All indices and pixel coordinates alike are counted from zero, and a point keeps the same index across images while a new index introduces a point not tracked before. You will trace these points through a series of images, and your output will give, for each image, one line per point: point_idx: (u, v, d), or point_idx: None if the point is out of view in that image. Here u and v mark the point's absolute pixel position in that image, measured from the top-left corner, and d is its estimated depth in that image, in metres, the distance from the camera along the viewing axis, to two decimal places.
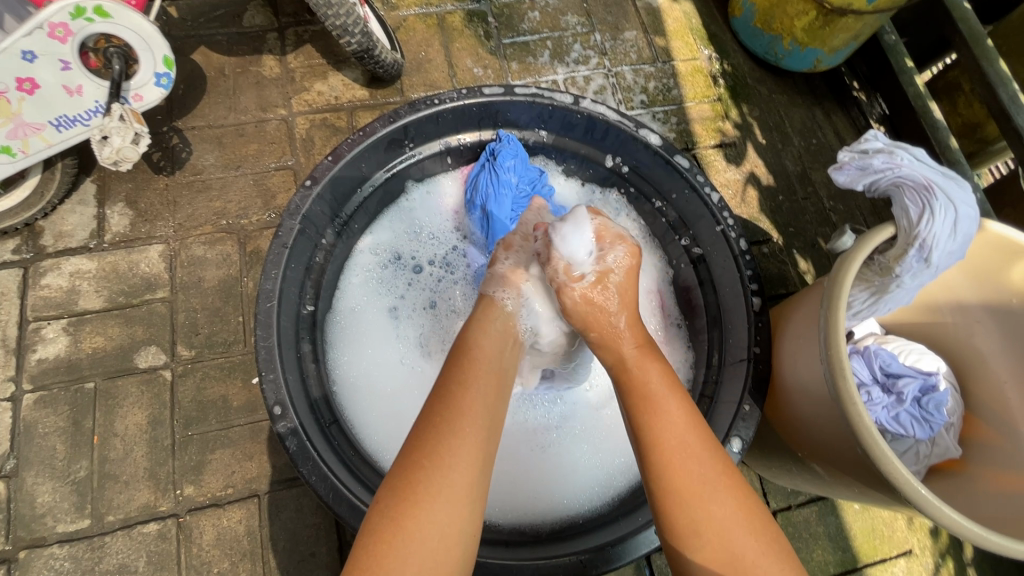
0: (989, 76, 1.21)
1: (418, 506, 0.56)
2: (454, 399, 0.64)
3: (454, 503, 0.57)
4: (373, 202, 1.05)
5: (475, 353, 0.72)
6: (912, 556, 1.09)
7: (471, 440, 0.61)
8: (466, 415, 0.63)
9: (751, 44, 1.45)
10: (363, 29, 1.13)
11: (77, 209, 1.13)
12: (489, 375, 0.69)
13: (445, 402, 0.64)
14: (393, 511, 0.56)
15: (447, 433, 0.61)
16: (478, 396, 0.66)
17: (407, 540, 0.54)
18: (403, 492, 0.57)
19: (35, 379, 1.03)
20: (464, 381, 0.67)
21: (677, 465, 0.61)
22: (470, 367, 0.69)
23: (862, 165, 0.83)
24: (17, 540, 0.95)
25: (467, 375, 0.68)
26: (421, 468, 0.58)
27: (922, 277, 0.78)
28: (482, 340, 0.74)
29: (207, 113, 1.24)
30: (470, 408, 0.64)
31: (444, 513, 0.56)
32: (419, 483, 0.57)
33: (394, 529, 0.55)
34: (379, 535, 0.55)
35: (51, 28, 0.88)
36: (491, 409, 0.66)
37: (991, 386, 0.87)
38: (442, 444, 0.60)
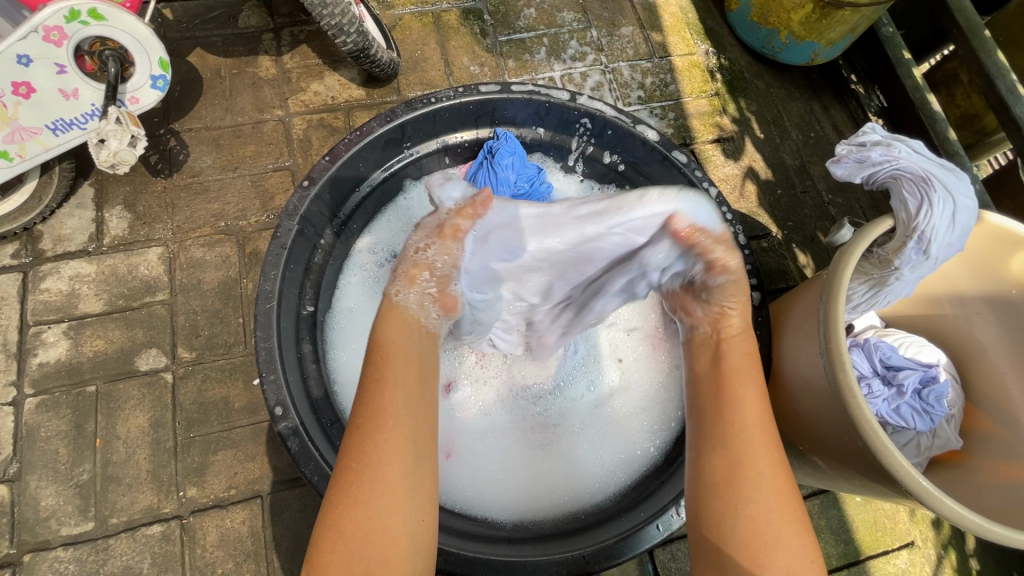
0: (987, 67, 1.21)
1: (354, 510, 0.55)
2: (374, 395, 0.60)
3: (389, 500, 0.56)
4: (370, 202, 1.05)
5: (389, 341, 0.66)
6: (915, 548, 1.10)
7: (395, 435, 0.58)
8: (385, 411, 0.59)
9: (747, 38, 1.45)
10: (358, 28, 1.12)
11: (76, 213, 1.13)
12: (406, 364, 0.64)
13: (364, 398, 0.60)
14: (331, 518, 0.55)
15: (370, 433, 0.58)
16: (397, 388, 0.61)
17: (349, 542, 0.54)
18: (339, 496, 0.56)
19: (36, 383, 1.03)
20: (382, 376, 0.62)
21: (749, 454, 0.63)
22: (385, 354, 0.64)
23: (860, 158, 0.83)
24: (21, 544, 0.95)
25: (382, 369, 0.63)
26: (352, 470, 0.57)
27: (921, 269, 0.78)
28: (390, 325, 0.68)
29: (204, 115, 1.24)
30: (389, 403, 0.60)
31: (386, 516, 0.55)
32: (352, 490, 0.56)
33: (334, 535, 0.55)
34: (323, 540, 0.55)
35: (46, 31, 0.87)
36: (413, 397, 0.62)
37: (990, 377, 0.87)
38: (365, 446, 0.57)
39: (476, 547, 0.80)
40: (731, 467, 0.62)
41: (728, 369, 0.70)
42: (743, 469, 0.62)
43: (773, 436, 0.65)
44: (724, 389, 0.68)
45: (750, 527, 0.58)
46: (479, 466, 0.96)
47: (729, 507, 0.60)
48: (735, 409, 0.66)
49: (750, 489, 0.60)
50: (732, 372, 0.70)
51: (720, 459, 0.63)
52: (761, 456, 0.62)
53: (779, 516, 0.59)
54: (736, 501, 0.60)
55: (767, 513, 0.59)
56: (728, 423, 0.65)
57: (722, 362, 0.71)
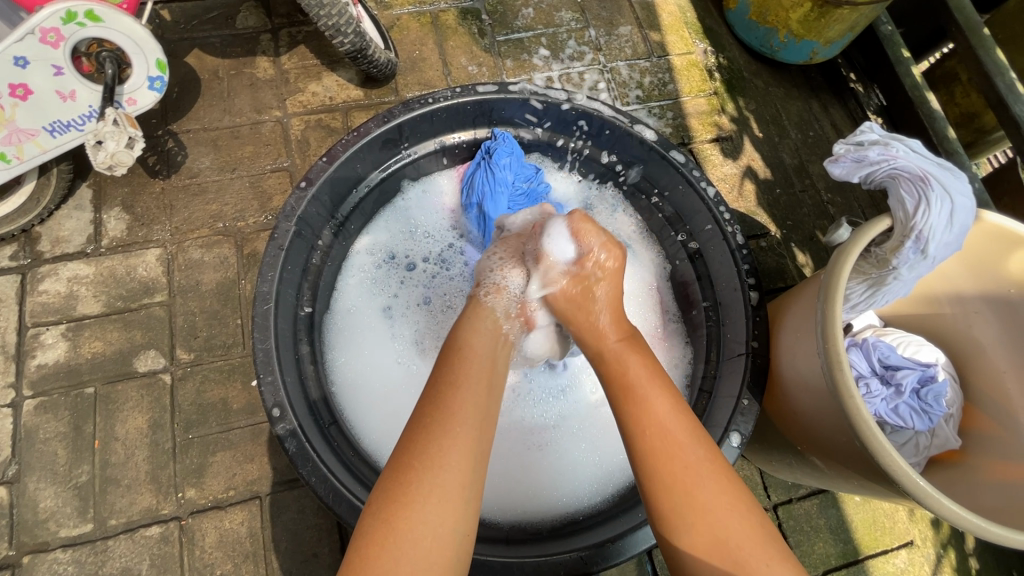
0: (985, 65, 1.21)
1: (410, 509, 0.55)
2: (444, 398, 0.62)
3: (445, 503, 0.56)
4: (368, 202, 1.05)
5: (467, 352, 0.69)
6: (914, 547, 1.10)
7: (462, 439, 0.59)
8: (456, 416, 0.61)
9: (746, 37, 1.45)
10: (356, 29, 1.12)
11: (74, 215, 1.13)
12: (480, 373, 0.67)
13: (435, 402, 0.62)
14: (385, 511, 0.55)
15: (437, 433, 0.59)
16: (469, 394, 0.63)
17: (400, 541, 0.54)
18: (394, 493, 0.56)
19: (35, 385, 1.03)
20: (455, 380, 0.65)
21: (679, 469, 0.59)
22: (459, 365, 0.67)
23: (858, 157, 0.82)
24: (20, 545, 0.95)
25: (458, 374, 0.66)
26: (414, 470, 0.57)
27: (919, 269, 0.78)
28: (471, 338, 0.72)
29: (202, 116, 1.24)
30: (461, 409, 0.62)
31: (440, 515, 0.55)
32: (410, 486, 0.56)
33: (386, 531, 0.54)
34: (371, 538, 0.54)
35: (43, 33, 0.87)
36: (482, 406, 0.63)
37: (989, 375, 0.87)
38: (434, 446, 0.58)
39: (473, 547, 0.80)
40: (663, 486, 0.59)
41: (619, 388, 0.67)
42: (678, 479, 0.59)
43: (695, 439, 0.62)
44: (634, 405, 0.64)
45: (699, 544, 0.56)
46: None
47: (675, 525, 0.58)
48: (660, 424, 0.62)
49: (697, 504, 0.58)
50: (640, 386, 0.66)
51: (652, 479, 0.60)
52: (696, 468, 0.60)
53: (736, 526, 0.57)
54: (680, 518, 0.58)
55: (722, 526, 0.56)
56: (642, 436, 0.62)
57: (622, 374, 0.68)
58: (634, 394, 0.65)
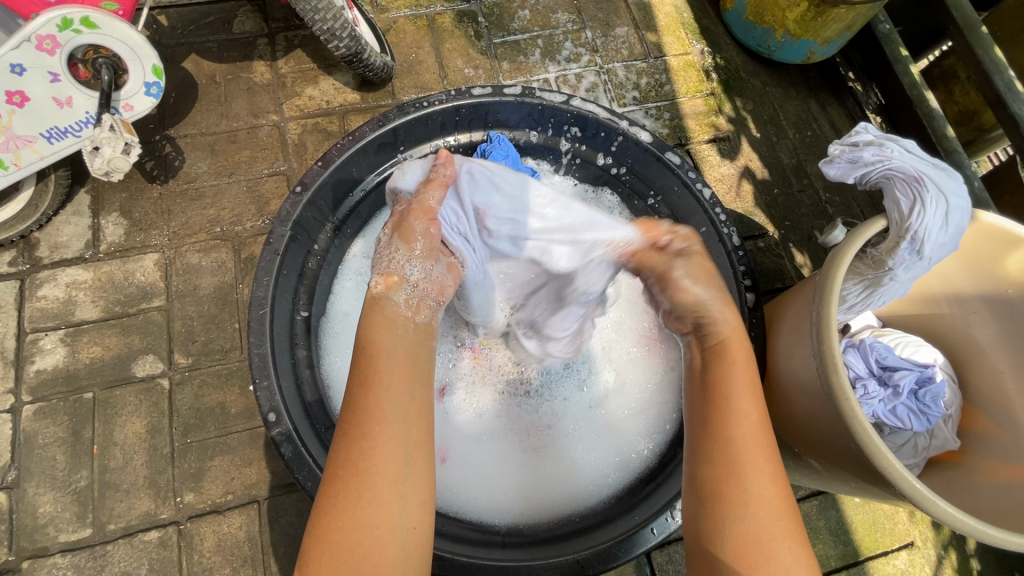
0: (984, 64, 1.21)
1: (342, 518, 0.55)
2: (360, 404, 0.60)
3: (377, 508, 0.56)
4: (364, 207, 1.04)
5: (376, 350, 0.65)
6: (914, 548, 1.09)
7: (386, 439, 0.59)
8: (374, 416, 0.59)
9: (743, 37, 1.44)
10: (351, 32, 1.12)
11: (72, 220, 1.14)
12: (395, 365, 0.64)
13: (352, 405, 0.61)
14: (321, 528, 0.56)
15: (358, 440, 0.58)
16: (384, 390, 0.61)
17: (337, 552, 0.54)
18: (327, 506, 0.56)
19: (34, 390, 1.04)
20: (367, 380, 0.62)
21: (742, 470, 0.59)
22: (371, 361, 0.64)
23: (852, 158, 0.82)
24: (19, 550, 0.96)
25: (369, 371, 0.63)
26: (338, 477, 0.57)
27: (915, 269, 0.78)
28: (377, 331, 0.68)
29: (199, 121, 1.24)
30: (379, 408, 0.60)
31: (380, 521, 0.55)
32: (342, 497, 0.56)
33: (323, 545, 0.55)
34: (311, 554, 0.55)
35: (39, 40, 0.88)
36: (403, 399, 0.62)
37: (988, 376, 0.87)
38: (354, 452, 0.58)
39: (470, 551, 0.80)
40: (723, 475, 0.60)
41: (714, 381, 0.68)
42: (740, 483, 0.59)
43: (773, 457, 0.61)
44: (722, 397, 0.66)
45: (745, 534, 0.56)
46: (474, 470, 0.96)
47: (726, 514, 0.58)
48: (743, 421, 0.63)
49: (749, 495, 0.58)
50: (732, 390, 0.66)
51: (716, 463, 0.61)
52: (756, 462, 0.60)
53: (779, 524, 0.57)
54: (732, 505, 0.58)
55: (770, 524, 0.56)
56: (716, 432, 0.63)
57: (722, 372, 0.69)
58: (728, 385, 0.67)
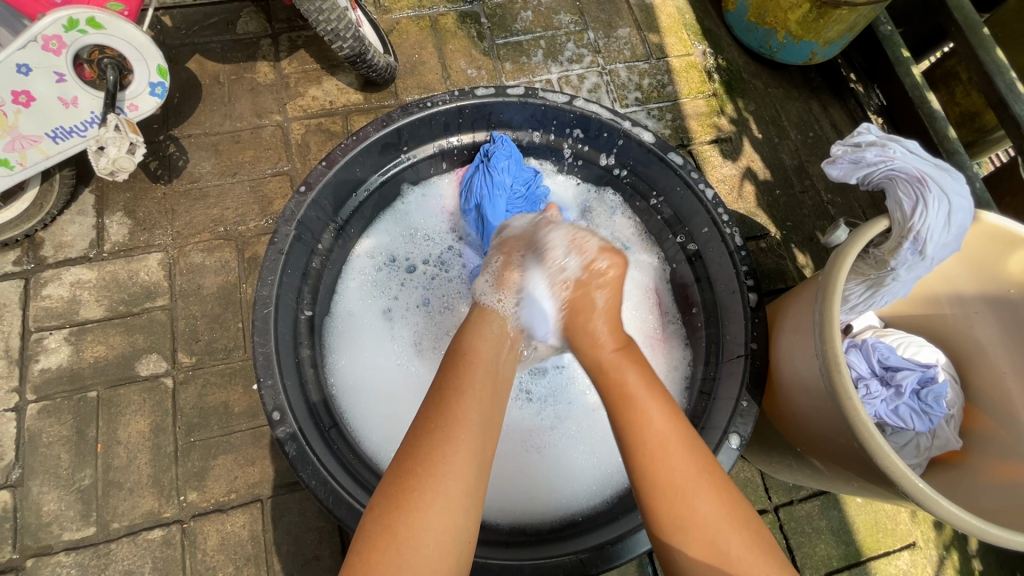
0: (985, 65, 1.21)
1: (413, 515, 0.57)
2: (448, 408, 0.64)
3: (447, 509, 0.58)
4: (368, 206, 1.06)
5: (470, 362, 0.71)
6: (916, 548, 1.09)
7: (466, 445, 0.62)
8: (459, 423, 0.63)
9: (745, 38, 1.45)
10: (354, 33, 1.13)
11: (77, 220, 1.14)
12: (484, 380, 0.70)
13: (439, 409, 0.64)
14: (387, 518, 0.57)
15: (441, 441, 0.61)
16: (473, 401, 0.66)
17: (403, 549, 0.55)
18: (396, 499, 0.58)
19: (38, 389, 1.04)
20: (458, 388, 0.67)
21: (673, 473, 0.63)
22: (463, 372, 0.69)
23: (855, 158, 0.82)
24: (23, 549, 0.96)
25: (461, 381, 0.68)
26: (415, 472, 0.59)
27: (917, 270, 0.78)
28: (476, 344, 0.75)
29: (203, 121, 1.25)
30: (464, 416, 0.64)
31: (440, 517, 0.57)
32: (414, 492, 0.58)
33: (387, 538, 0.56)
34: (373, 543, 0.56)
35: (45, 41, 0.88)
36: (486, 414, 0.66)
37: (990, 376, 0.87)
38: (436, 450, 0.60)
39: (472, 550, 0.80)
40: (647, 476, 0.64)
41: (613, 392, 0.71)
42: (669, 487, 0.63)
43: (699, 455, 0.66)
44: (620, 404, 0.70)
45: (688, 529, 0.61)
46: None
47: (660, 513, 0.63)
48: (648, 421, 0.67)
49: (685, 497, 0.62)
50: (635, 396, 0.70)
51: (646, 478, 0.64)
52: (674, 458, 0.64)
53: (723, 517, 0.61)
54: (668, 512, 0.62)
55: (710, 523, 0.60)
56: (633, 444, 0.66)
57: (620, 384, 0.72)
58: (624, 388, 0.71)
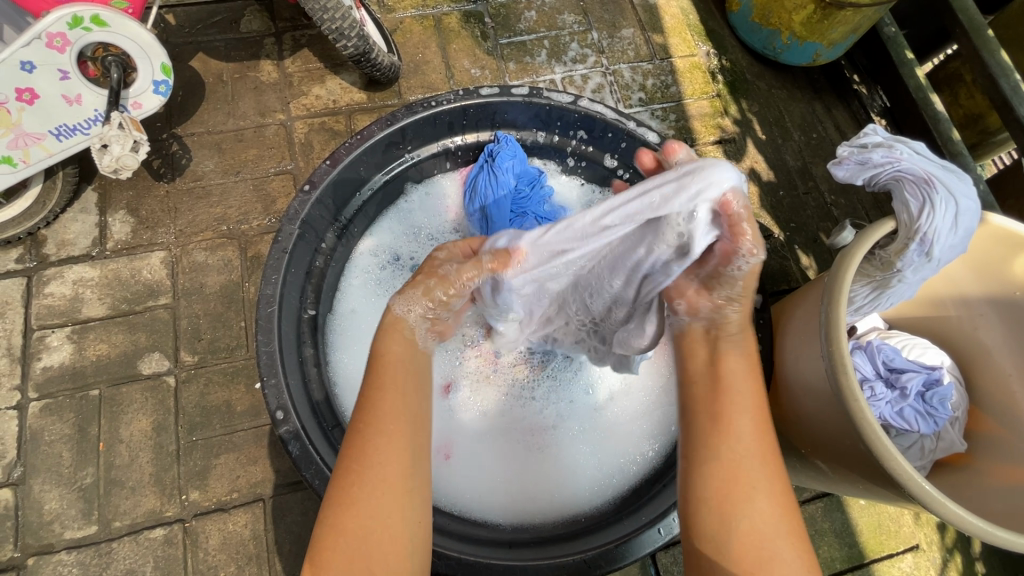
0: (990, 67, 1.21)
1: (353, 507, 0.59)
2: (373, 405, 0.66)
3: (386, 498, 0.60)
4: (372, 205, 1.05)
5: (387, 358, 0.73)
6: (919, 551, 1.09)
7: (394, 435, 0.64)
8: (382, 417, 0.65)
9: (749, 39, 1.44)
10: (359, 32, 1.13)
11: (79, 218, 1.14)
12: (400, 374, 0.71)
13: (362, 407, 0.66)
14: (333, 517, 0.59)
15: (373, 434, 0.63)
16: (392, 396, 0.67)
17: (350, 539, 0.58)
18: (339, 493, 0.60)
19: (40, 387, 1.04)
20: (379, 386, 0.69)
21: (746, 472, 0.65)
22: (380, 369, 0.71)
23: (861, 159, 0.82)
24: (25, 547, 0.96)
25: (379, 378, 0.70)
26: (350, 470, 0.61)
27: (923, 272, 0.78)
28: (392, 343, 0.75)
29: (206, 120, 1.25)
30: (386, 410, 0.66)
31: (382, 509, 0.60)
32: (352, 488, 0.60)
33: (337, 530, 0.58)
34: (323, 538, 0.58)
35: (49, 38, 0.88)
36: (408, 405, 0.68)
37: (995, 378, 0.87)
38: (366, 447, 0.62)
39: (476, 550, 0.80)
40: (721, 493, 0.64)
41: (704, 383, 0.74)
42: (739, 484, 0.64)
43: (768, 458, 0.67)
44: (719, 425, 0.69)
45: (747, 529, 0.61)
46: (477, 471, 0.96)
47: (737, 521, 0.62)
48: (738, 442, 0.67)
49: (745, 494, 0.63)
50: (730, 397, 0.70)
51: (717, 472, 0.65)
52: (758, 481, 0.64)
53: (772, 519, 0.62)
54: (728, 507, 0.63)
55: (765, 526, 0.61)
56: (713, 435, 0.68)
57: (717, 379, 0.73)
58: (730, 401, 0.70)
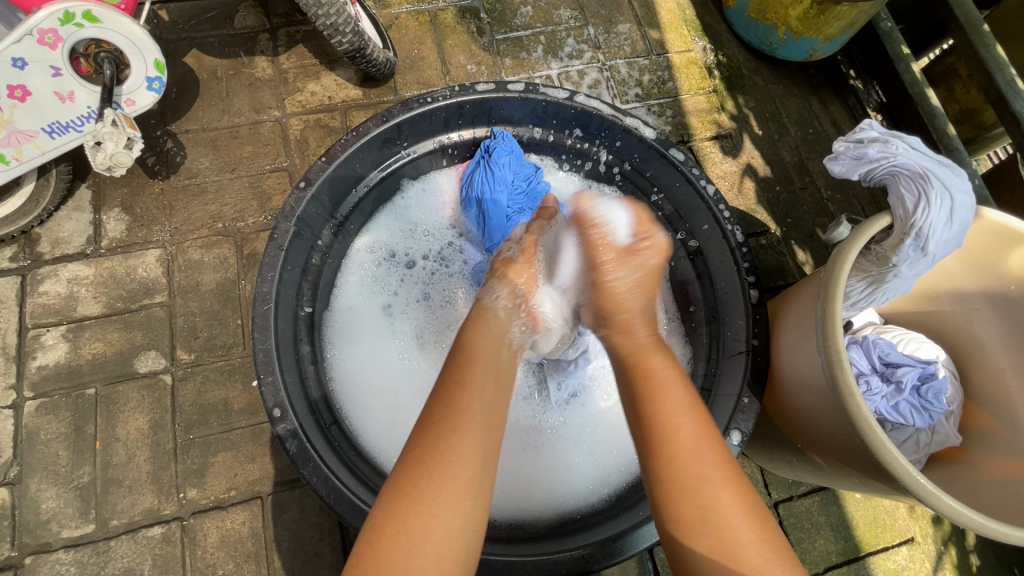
0: (985, 61, 1.21)
1: (422, 504, 0.54)
2: (454, 397, 0.61)
3: (454, 500, 0.55)
4: (368, 202, 1.05)
5: (475, 354, 0.68)
6: (914, 544, 1.10)
7: (472, 436, 0.58)
8: (464, 414, 0.60)
9: (745, 34, 1.44)
10: (354, 28, 1.12)
11: (73, 216, 1.13)
12: (486, 373, 0.65)
13: (443, 402, 0.61)
14: (396, 507, 0.54)
15: (446, 432, 0.58)
16: (479, 391, 0.63)
17: (412, 539, 0.53)
18: (405, 489, 0.55)
19: (36, 386, 1.03)
20: (462, 380, 0.63)
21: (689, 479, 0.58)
22: (465, 366, 0.66)
23: (857, 155, 0.82)
24: (22, 546, 0.95)
25: (464, 374, 0.64)
26: (423, 465, 0.56)
27: (919, 267, 0.78)
28: (477, 338, 0.70)
29: (200, 116, 1.24)
30: (468, 407, 0.60)
31: (450, 506, 0.54)
32: (424, 480, 0.55)
33: (398, 526, 0.53)
34: (381, 532, 0.53)
35: (40, 34, 0.87)
36: (490, 404, 0.62)
37: (990, 373, 0.87)
38: (446, 441, 0.57)
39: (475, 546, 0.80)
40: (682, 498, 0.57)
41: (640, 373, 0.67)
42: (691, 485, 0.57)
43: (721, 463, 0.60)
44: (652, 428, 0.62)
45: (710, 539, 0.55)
46: None
47: (682, 523, 0.57)
48: (675, 435, 0.60)
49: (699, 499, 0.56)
50: (659, 401, 0.63)
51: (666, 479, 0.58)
52: (709, 474, 0.58)
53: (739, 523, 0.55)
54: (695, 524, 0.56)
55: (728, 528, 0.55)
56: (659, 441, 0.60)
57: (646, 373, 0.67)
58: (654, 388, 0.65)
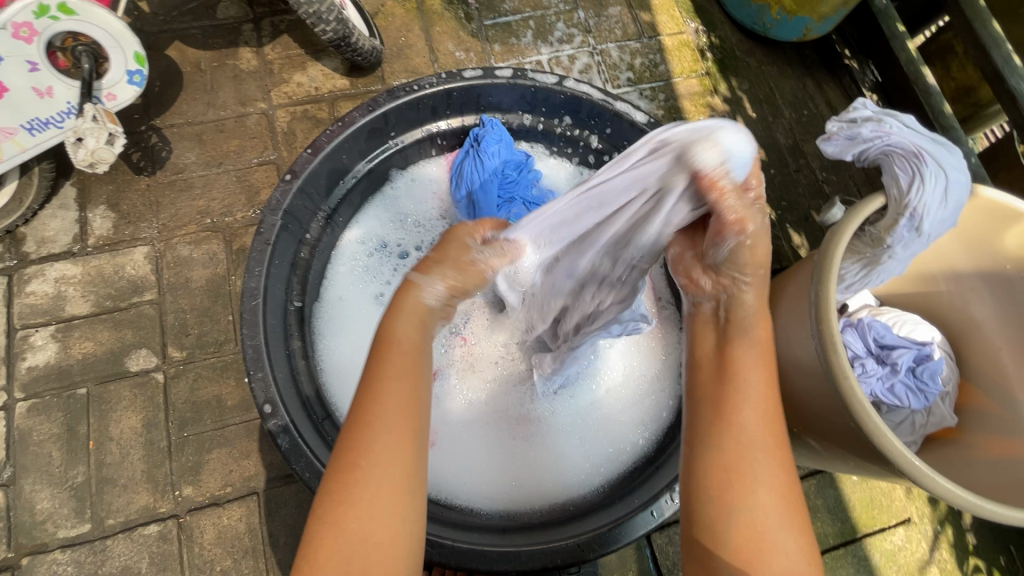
0: (981, 38, 1.19)
1: (358, 511, 0.53)
2: (374, 391, 0.58)
3: (393, 501, 0.54)
4: (357, 193, 1.03)
5: (394, 333, 0.62)
6: (911, 524, 1.10)
7: (399, 433, 0.56)
8: (381, 409, 0.57)
9: (738, 15, 1.42)
10: (338, 15, 1.09)
11: (59, 214, 1.12)
12: (408, 357, 0.61)
13: (366, 398, 0.58)
14: (330, 516, 0.53)
15: (372, 432, 0.56)
16: (397, 382, 0.59)
17: (350, 545, 0.52)
18: (337, 494, 0.54)
19: (26, 387, 1.02)
20: (380, 369, 0.60)
21: (755, 475, 0.55)
22: (383, 352, 0.61)
23: (851, 134, 0.80)
24: (19, 547, 0.95)
25: (384, 362, 0.60)
26: (356, 471, 0.54)
27: (913, 247, 0.77)
28: (397, 321, 0.63)
29: (185, 110, 1.22)
30: (390, 403, 0.57)
31: (385, 512, 0.54)
32: (356, 486, 0.54)
33: (335, 534, 0.53)
34: (319, 540, 0.53)
35: (15, 28, 0.85)
36: (413, 396, 0.59)
37: (986, 352, 0.87)
38: (368, 445, 0.55)
39: (469, 536, 0.80)
40: (721, 477, 0.56)
41: (723, 359, 0.62)
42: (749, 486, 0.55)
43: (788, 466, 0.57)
44: (726, 415, 0.58)
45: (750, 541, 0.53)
46: (468, 460, 0.96)
47: (724, 528, 0.54)
48: (746, 427, 0.57)
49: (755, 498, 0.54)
50: (744, 380, 0.59)
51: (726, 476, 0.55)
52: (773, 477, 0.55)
53: (788, 533, 0.54)
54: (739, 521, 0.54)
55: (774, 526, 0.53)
56: (727, 435, 0.57)
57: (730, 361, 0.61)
58: (739, 383, 0.59)
